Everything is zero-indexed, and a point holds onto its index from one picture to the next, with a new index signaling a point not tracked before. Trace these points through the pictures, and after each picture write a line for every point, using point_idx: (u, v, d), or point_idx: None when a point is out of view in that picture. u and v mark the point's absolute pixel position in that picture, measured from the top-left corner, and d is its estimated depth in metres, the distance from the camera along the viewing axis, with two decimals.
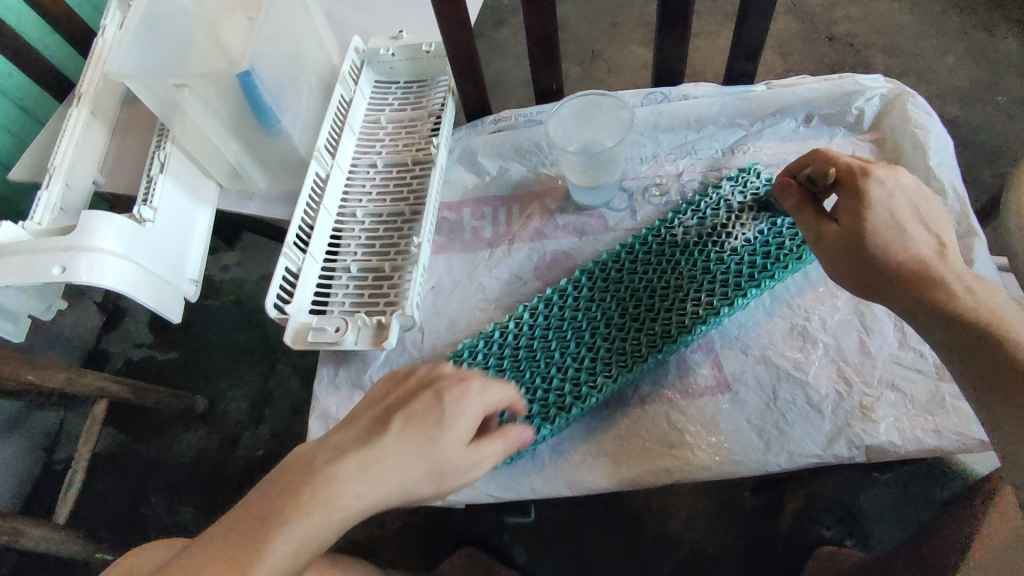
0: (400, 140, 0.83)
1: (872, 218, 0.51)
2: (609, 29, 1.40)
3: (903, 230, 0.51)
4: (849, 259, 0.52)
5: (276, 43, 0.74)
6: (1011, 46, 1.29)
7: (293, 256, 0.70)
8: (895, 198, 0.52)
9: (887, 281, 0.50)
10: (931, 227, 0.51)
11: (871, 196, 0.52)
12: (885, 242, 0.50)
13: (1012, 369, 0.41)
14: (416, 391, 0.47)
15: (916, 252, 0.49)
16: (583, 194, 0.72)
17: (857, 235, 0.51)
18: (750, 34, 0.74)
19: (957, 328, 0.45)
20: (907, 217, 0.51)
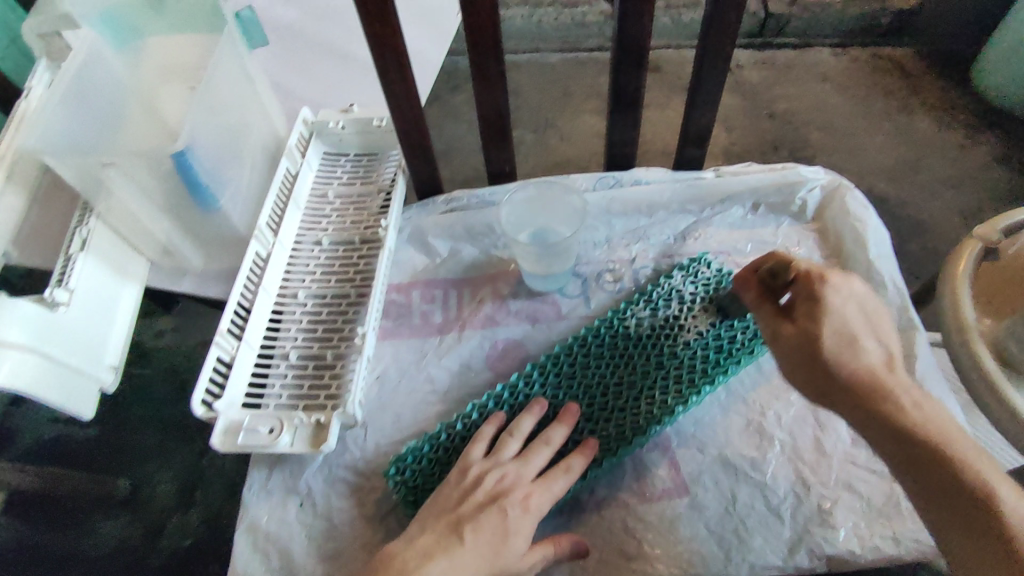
0: (347, 216, 0.80)
1: (829, 326, 0.49)
2: (562, 98, 1.43)
3: (855, 337, 0.49)
4: (804, 364, 0.50)
5: (217, 116, 0.70)
6: (929, 129, 1.38)
7: (225, 345, 0.65)
8: (849, 307, 0.51)
9: (843, 390, 0.48)
10: (880, 337, 0.50)
11: (828, 301, 0.50)
12: (841, 352, 0.48)
13: (973, 502, 0.40)
14: (484, 503, 0.51)
15: (871, 364, 0.48)
16: (535, 279, 0.70)
17: (815, 342, 0.49)
18: (698, 123, 0.76)
19: (915, 448, 0.44)
20: (861, 327, 0.50)
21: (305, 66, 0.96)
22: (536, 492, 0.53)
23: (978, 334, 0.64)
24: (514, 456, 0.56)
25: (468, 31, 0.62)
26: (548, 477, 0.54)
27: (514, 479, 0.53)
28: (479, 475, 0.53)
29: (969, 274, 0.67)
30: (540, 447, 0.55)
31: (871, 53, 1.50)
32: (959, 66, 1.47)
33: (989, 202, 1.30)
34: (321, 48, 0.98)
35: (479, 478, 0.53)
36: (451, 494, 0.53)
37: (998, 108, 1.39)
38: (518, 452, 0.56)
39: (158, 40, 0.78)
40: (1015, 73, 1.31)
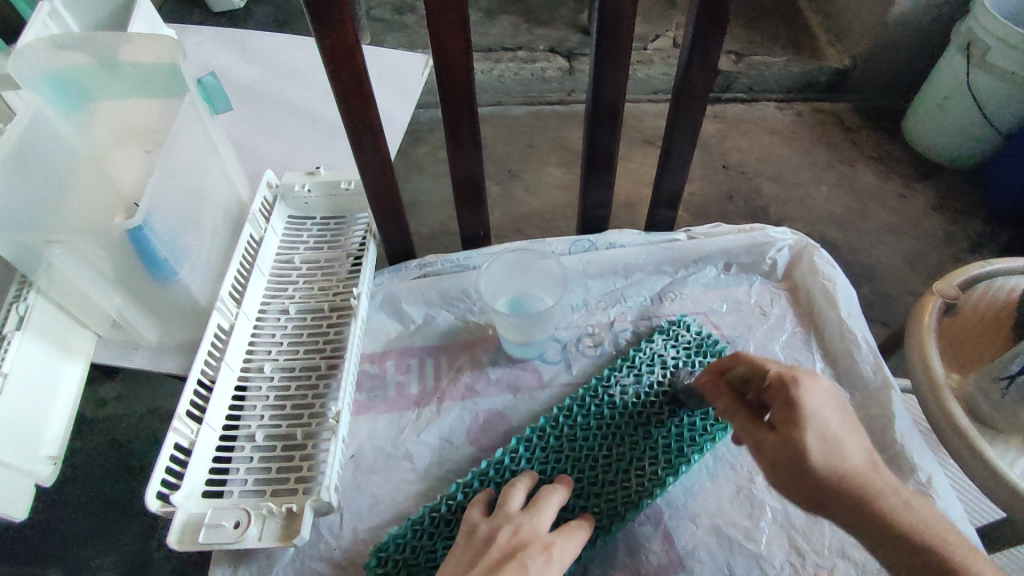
0: (315, 282, 0.77)
1: (811, 433, 0.48)
2: (525, 150, 1.45)
3: (838, 440, 0.49)
4: (793, 474, 0.49)
5: (175, 178, 0.65)
6: (872, 178, 1.45)
7: (185, 430, 0.60)
8: (828, 409, 0.50)
9: (838, 498, 0.48)
10: (859, 435, 0.50)
11: (806, 406, 0.49)
12: (830, 458, 0.48)
13: None
14: (501, 558, 0.45)
15: (857, 465, 0.48)
16: (515, 347, 0.69)
17: (799, 451, 0.48)
18: (669, 185, 0.77)
19: (914, 553, 0.45)
20: (844, 429, 0.49)
21: (268, 125, 0.94)
22: (556, 544, 0.48)
23: (949, 391, 0.63)
24: (523, 508, 0.51)
25: (445, 100, 0.61)
26: (563, 533, 0.49)
27: (531, 528, 0.48)
28: (491, 532, 0.48)
29: (933, 329, 0.67)
30: (551, 496, 0.51)
31: (813, 108, 1.59)
32: (892, 120, 1.56)
33: (931, 247, 1.34)
34: (286, 107, 0.97)
35: (490, 534, 0.48)
36: (461, 557, 0.46)
37: (932, 160, 1.47)
38: (525, 505, 0.52)
39: (109, 103, 0.73)
40: (946, 128, 1.40)
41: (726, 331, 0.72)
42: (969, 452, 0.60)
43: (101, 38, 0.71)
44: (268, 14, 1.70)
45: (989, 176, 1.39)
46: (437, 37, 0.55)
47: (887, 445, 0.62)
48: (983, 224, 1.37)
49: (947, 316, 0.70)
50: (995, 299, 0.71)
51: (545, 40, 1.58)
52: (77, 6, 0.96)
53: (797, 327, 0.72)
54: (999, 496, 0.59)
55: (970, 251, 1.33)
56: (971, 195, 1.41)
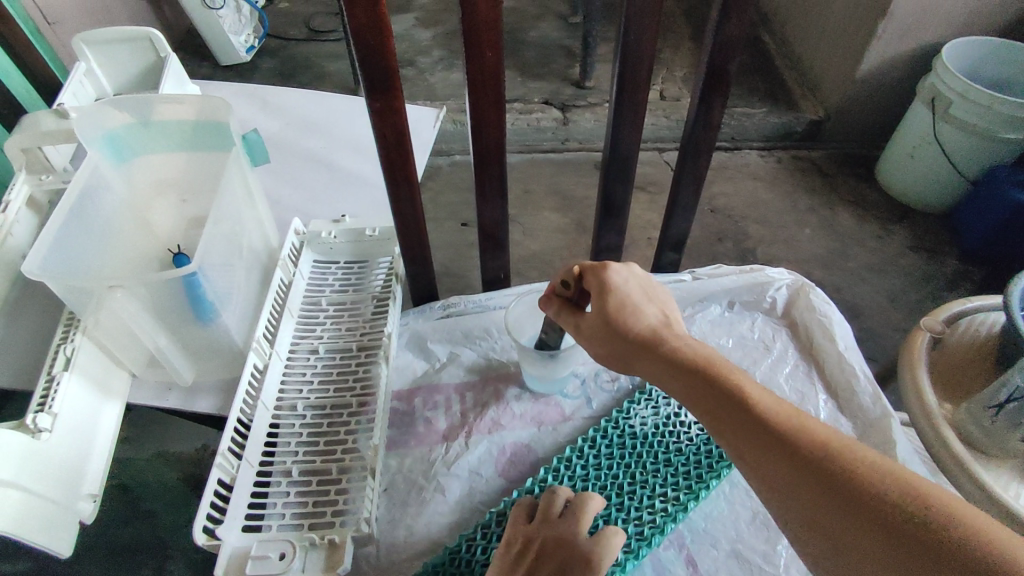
0: (342, 323, 0.81)
1: (611, 301, 0.52)
2: (524, 196, 1.53)
3: (640, 309, 0.52)
4: (605, 338, 0.52)
5: (221, 226, 0.69)
6: (851, 221, 1.54)
7: (226, 465, 0.62)
8: (631, 282, 0.53)
9: (641, 357, 0.50)
10: (660, 305, 0.53)
11: (610, 280, 0.53)
12: (627, 319, 0.51)
13: (780, 437, 0.41)
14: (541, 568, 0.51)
15: (655, 325, 0.51)
16: (537, 382, 0.73)
17: (605, 321, 0.52)
18: (676, 229, 0.84)
19: (712, 400, 0.45)
20: (643, 298, 0.53)
21: (289, 174, 0.99)
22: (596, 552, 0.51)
23: (942, 419, 0.68)
24: (562, 513, 0.56)
25: (477, 155, 0.67)
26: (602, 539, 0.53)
27: (569, 536, 0.53)
28: (527, 541, 0.54)
29: (925, 361, 0.73)
30: (592, 498, 0.56)
31: (791, 156, 1.69)
32: (866, 166, 1.67)
33: (911, 285, 1.41)
34: (305, 157, 1.03)
35: (526, 544, 0.53)
36: (499, 568, 0.53)
37: (906, 204, 1.57)
38: (566, 508, 0.57)
39: (151, 155, 0.77)
40: (918, 173, 1.50)
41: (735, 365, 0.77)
42: (964, 473, 0.65)
43: (142, 96, 0.75)
44: (272, 67, 1.78)
45: (958, 219, 1.49)
46: (474, 99, 0.61)
47: None
48: (956, 263, 1.45)
49: (934, 350, 0.76)
50: (977, 334, 0.77)
51: (539, 93, 1.67)
52: (108, 66, 1.02)
53: (799, 361, 0.77)
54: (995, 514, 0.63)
55: (946, 288, 1.41)
56: (944, 236, 1.50)
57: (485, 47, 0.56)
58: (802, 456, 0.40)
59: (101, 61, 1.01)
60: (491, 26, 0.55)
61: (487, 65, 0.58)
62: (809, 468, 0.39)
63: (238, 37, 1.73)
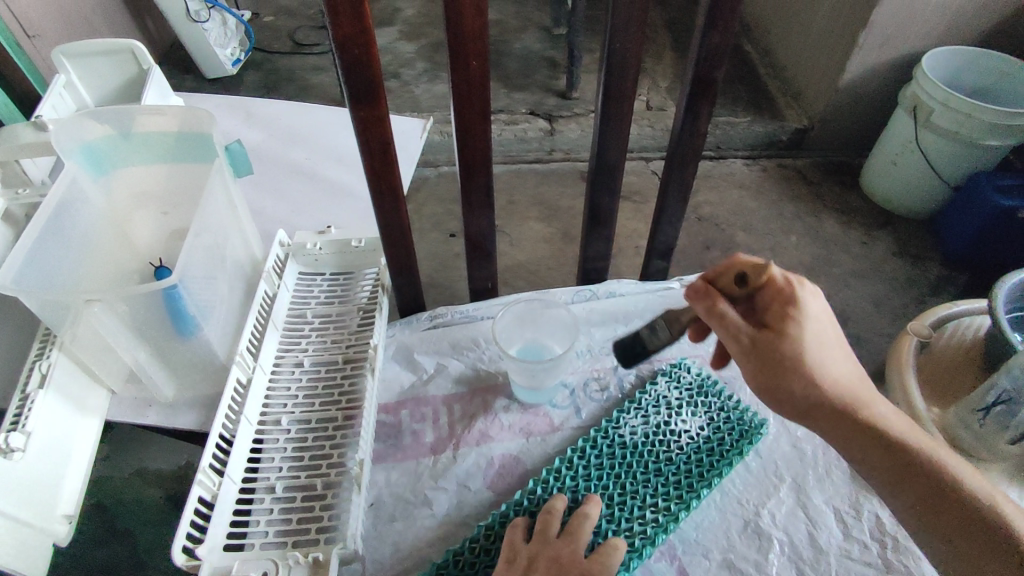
0: (328, 335, 0.80)
1: (812, 338, 0.49)
2: (510, 207, 1.52)
3: (826, 347, 0.49)
4: (789, 372, 0.49)
5: (203, 238, 0.68)
6: (835, 228, 1.55)
7: (208, 482, 0.61)
8: (823, 320, 0.51)
9: (829, 402, 0.49)
10: (841, 347, 0.52)
11: (802, 313, 0.50)
12: (824, 362, 0.49)
13: (952, 495, 0.47)
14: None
15: (845, 372, 0.50)
16: (525, 393, 0.72)
17: (797, 355, 0.49)
18: (663, 238, 0.84)
19: (890, 452, 0.48)
20: (835, 338, 0.50)
21: (273, 186, 0.98)
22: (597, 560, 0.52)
23: (930, 422, 0.69)
24: (559, 534, 0.55)
25: (463, 166, 0.66)
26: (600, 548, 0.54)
27: (570, 555, 0.52)
28: (529, 561, 0.52)
29: (912, 367, 0.73)
30: (587, 519, 0.56)
31: (776, 164, 1.71)
32: (849, 174, 1.69)
33: (896, 291, 1.42)
34: (289, 169, 1.02)
35: (529, 564, 0.52)
36: None
37: (891, 211, 1.59)
38: (561, 528, 0.56)
39: (132, 169, 0.76)
40: (901, 180, 1.51)
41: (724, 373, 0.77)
42: None
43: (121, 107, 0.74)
44: (257, 80, 1.78)
45: (941, 224, 1.50)
46: (460, 110, 0.60)
47: None
48: (941, 269, 1.47)
49: (920, 354, 0.77)
50: (963, 340, 0.77)
51: (525, 104, 1.67)
52: (90, 79, 1.01)
53: None
54: None
55: (931, 293, 1.42)
56: (927, 241, 1.52)
57: (470, 58, 0.56)
58: (962, 509, 0.47)
59: (82, 74, 1.00)
60: (476, 37, 0.55)
61: (472, 75, 0.58)
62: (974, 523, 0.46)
63: (224, 50, 1.73)
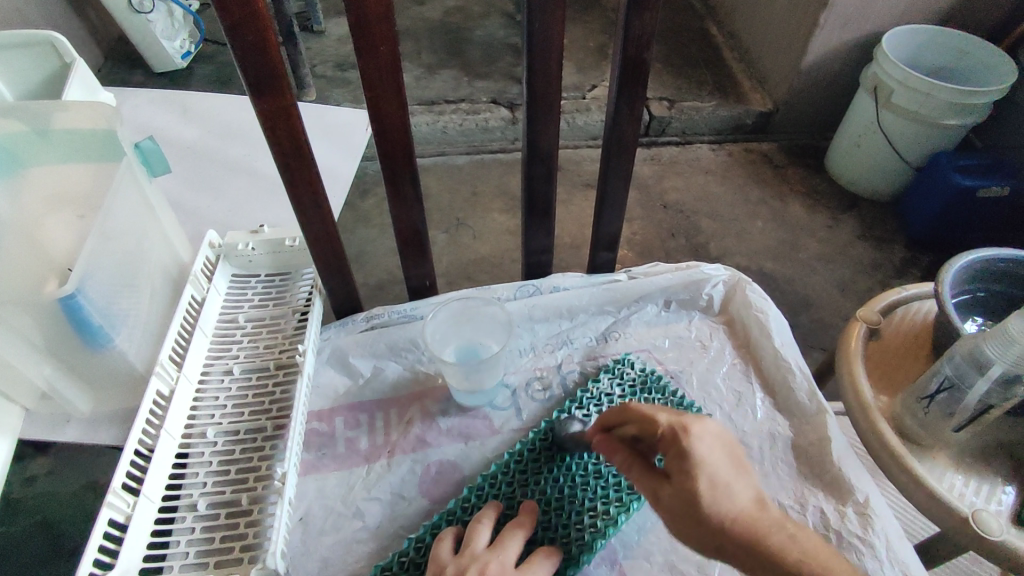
0: (260, 341, 0.76)
1: (705, 481, 0.45)
2: (472, 198, 1.49)
3: (727, 487, 0.45)
4: (690, 525, 0.46)
5: (114, 243, 0.65)
6: (800, 212, 1.54)
7: (120, 504, 0.57)
8: (715, 453, 0.46)
9: (734, 544, 0.45)
10: (746, 474, 0.47)
11: (693, 454, 0.46)
12: (720, 505, 0.45)
13: None
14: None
15: (747, 509, 0.46)
16: (464, 395, 0.69)
17: (691, 501, 0.45)
18: (608, 227, 0.81)
19: None
20: (734, 472, 0.46)
21: (210, 184, 0.94)
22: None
23: (878, 411, 0.67)
24: (487, 545, 0.53)
25: (384, 158, 0.63)
26: (527, 567, 0.52)
27: (497, 568, 0.50)
28: (458, 572, 0.49)
29: (860, 352, 0.72)
30: (518, 532, 0.54)
31: (741, 148, 1.69)
32: (815, 157, 1.67)
33: (861, 274, 1.41)
34: (227, 165, 0.98)
35: (458, 575, 0.49)
36: None
37: (855, 192, 1.58)
38: (489, 540, 0.54)
39: (41, 169, 0.69)
40: (864, 162, 1.50)
41: (670, 366, 0.75)
42: (899, 468, 0.63)
43: (39, 105, 0.69)
44: (210, 73, 1.71)
45: (904, 205, 1.50)
46: (374, 99, 0.57)
47: (826, 467, 0.65)
48: (904, 250, 1.46)
49: (872, 341, 0.75)
50: (912, 323, 0.77)
51: (486, 92, 1.63)
52: (12, 73, 0.96)
53: (735, 359, 0.75)
54: (932, 511, 0.61)
55: (895, 275, 1.41)
56: (891, 223, 1.51)
57: (377, 43, 0.53)
58: None
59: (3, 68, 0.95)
60: (381, 21, 0.51)
61: (382, 61, 0.54)
62: None
63: (173, 43, 1.66)
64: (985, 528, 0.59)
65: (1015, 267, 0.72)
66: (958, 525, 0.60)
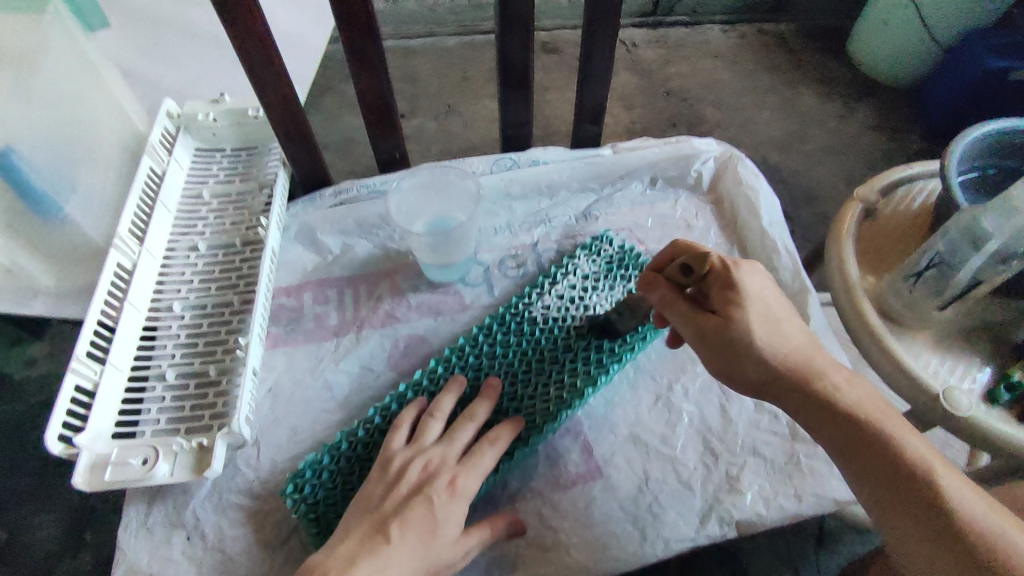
0: (227, 217, 0.72)
1: (750, 314, 0.48)
2: (462, 83, 1.40)
3: (773, 327, 0.48)
4: (732, 354, 0.48)
5: (57, 110, 0.62)
6: (814, 101, 1.44)
7: (86, 372, 0.57)
8: (764, 292, 0.49)
9: (771, 378, 0.47)
10: (796, 321, 0.50)
11: (743, 289, 0.49)
12: (765, 340, 0.47)
13: (904, 472, 0.41)
14: (407, 495, 0.48)
15: (795, 350, 0.48)
16: (435, 271, 0.67)
17: (735, 331, 0.48)
18: (591, 97, 0.75)
19: (843, 431, 0.44)
20: (784, 313, 0.49)
21: (166, 52, 0.87)
22: (462, 473, 0.50)
23: (862, 291, 0.64)
24: (437, 439, 0.53)
25: (339, 11, 0.57)
26: (474, 454, 0.51)
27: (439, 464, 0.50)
28: (403, 467, 0.50)
29: (852, 232, 0.69)
30: (468, 425, 0.53)
31: (756, 29, 1.56)
32: (835, 40, 1.55)
33: (870, 167, 1.34)
34: (183, 31, 0.90)
35: (403, 469, 0.50)
36: (374, 490, 0.49)
37: (875, 78, 1.47)
38: (440, 433, 0.54)
39: None
40: (889, 41, 1.38)
41: (651, 246, 0.71)
42: (876, 347, 0.62)
43: None
44: None
45: (925, 94, 1.39)
46: None
47: None
48: (919, 141, 1.38)
49: (867, 223, 0.72)
50: (914, 203, 0.72)
51: None
52: None
53: (719, 238, 0.72)
54: (904, 391, 0.60)
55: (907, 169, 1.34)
56: (909, 113, 1.41)
57: None
58: (914, 484, 0.40)
59: None
60: None
61: None
62: (922, 502, 0.40)
63: None
64: (954, 403, 0.58)
65: None
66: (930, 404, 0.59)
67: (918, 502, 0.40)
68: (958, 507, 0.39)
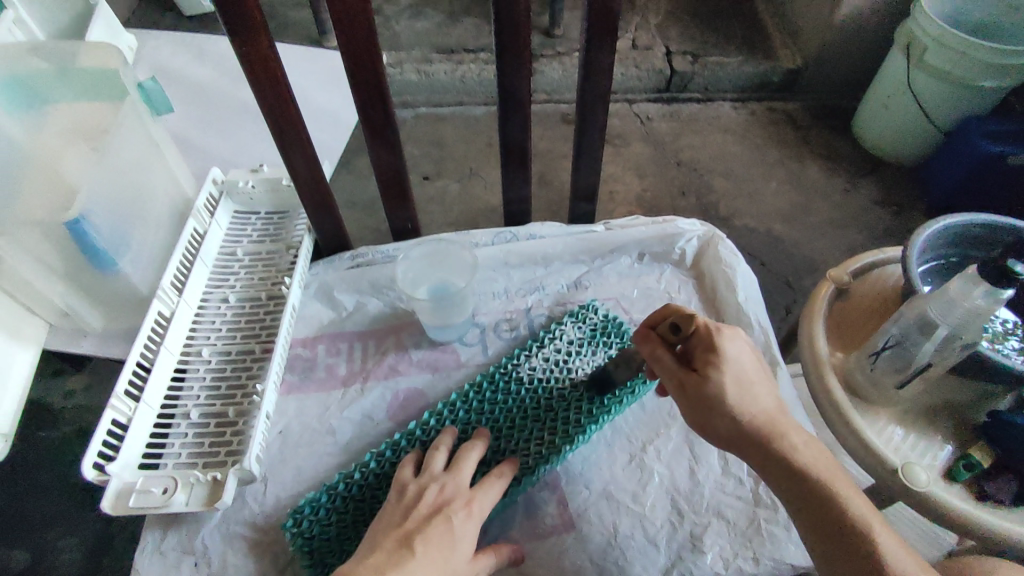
0: (256, 273, 0.81)
1: (728, 376, 0.52)
2: (485, 149, 1.51)
3: (747, 390, 0.52)
4: (708, 413, 0.52)
5: (119, 178, 0.72)
6: (819, 176, 1.51)
7: (121, 407, 0.65)
8: (743, 357, 0.53)
9: (740, 434, 0.52)
10: (768, 383, 0.54)
11: (725, 353, 0.52)
12: (739, 400, 0.52)
13: (849, 530, 0.47)
14: (427, 514, 0.53)
15: (764, 411, 0.52)
16: (436, 331, 0.75)
17: (713, 391, 0.52)
18: (586, 177, 0.83)
19: (801, 488, 0.49)
20: (758, 377, 0.53)
21: (218, 125, 1.00)
22: (475, 497, 0.55)
23: (830, 368, 0.69)
24: (444, 468, 0.58)
25: (359, 104, 0.67)
26: (481, 484, 0.57)
27: (451, 490, 0.55)
28: (418, 491, 0.55)
29: (824, 310, 0.74)
30: (470, 454, 0.59)
31: (765, 106, 1.65)
32: (841, 118, 1.63)
33: (872, 241, 1.40)
34: (235, 106, 1.03)
35: (418, 494, 0.55)
36: (392, 514, 0.54)
37: (879, 155, 1.53)
38: (446, 464, 0.59)
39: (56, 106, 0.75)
40: (891, 123, 1.45)
41: (635, 315, 0.78)
42: (839, 419, 0.66)
43: (63, 44, 0.73)
44: None
45: (928, 173, 1.45)
46: (348, 44, 0.60)
47: None
48: (922, 216, 1.43)
49: (840, 301, 0.77)
50: (887, 283, 0.77)
51: None
52: None
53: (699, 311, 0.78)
54: (866, 461, 0.64)
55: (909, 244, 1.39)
56: (912, 189, 1.47)
57: None
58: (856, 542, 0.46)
59: None
60: None
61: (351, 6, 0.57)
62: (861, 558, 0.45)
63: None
64: (912, 479, 0.61)
65: (994, 231, 0.71)
66: (889, 476, 0.62)
67: (860, 559, 0.46)
68: (896, 571, 0.44)
